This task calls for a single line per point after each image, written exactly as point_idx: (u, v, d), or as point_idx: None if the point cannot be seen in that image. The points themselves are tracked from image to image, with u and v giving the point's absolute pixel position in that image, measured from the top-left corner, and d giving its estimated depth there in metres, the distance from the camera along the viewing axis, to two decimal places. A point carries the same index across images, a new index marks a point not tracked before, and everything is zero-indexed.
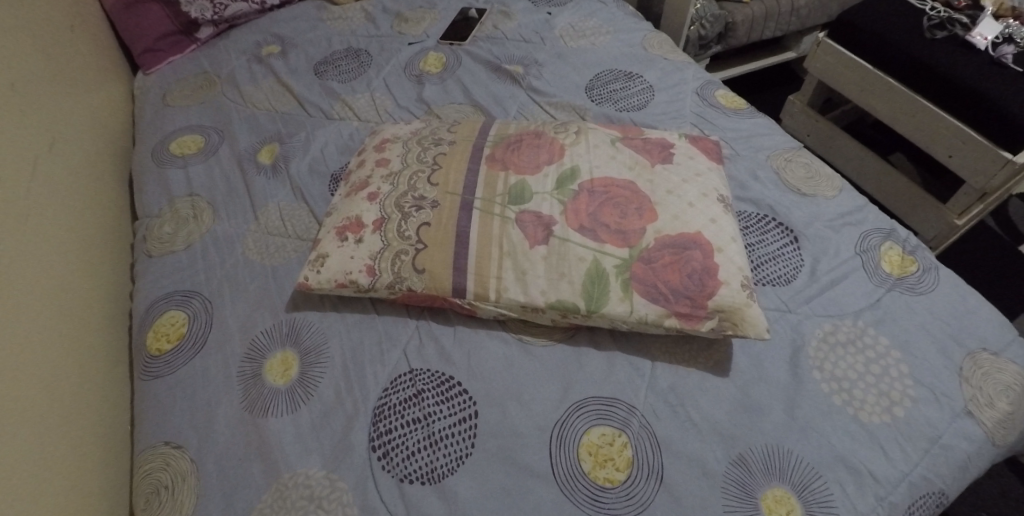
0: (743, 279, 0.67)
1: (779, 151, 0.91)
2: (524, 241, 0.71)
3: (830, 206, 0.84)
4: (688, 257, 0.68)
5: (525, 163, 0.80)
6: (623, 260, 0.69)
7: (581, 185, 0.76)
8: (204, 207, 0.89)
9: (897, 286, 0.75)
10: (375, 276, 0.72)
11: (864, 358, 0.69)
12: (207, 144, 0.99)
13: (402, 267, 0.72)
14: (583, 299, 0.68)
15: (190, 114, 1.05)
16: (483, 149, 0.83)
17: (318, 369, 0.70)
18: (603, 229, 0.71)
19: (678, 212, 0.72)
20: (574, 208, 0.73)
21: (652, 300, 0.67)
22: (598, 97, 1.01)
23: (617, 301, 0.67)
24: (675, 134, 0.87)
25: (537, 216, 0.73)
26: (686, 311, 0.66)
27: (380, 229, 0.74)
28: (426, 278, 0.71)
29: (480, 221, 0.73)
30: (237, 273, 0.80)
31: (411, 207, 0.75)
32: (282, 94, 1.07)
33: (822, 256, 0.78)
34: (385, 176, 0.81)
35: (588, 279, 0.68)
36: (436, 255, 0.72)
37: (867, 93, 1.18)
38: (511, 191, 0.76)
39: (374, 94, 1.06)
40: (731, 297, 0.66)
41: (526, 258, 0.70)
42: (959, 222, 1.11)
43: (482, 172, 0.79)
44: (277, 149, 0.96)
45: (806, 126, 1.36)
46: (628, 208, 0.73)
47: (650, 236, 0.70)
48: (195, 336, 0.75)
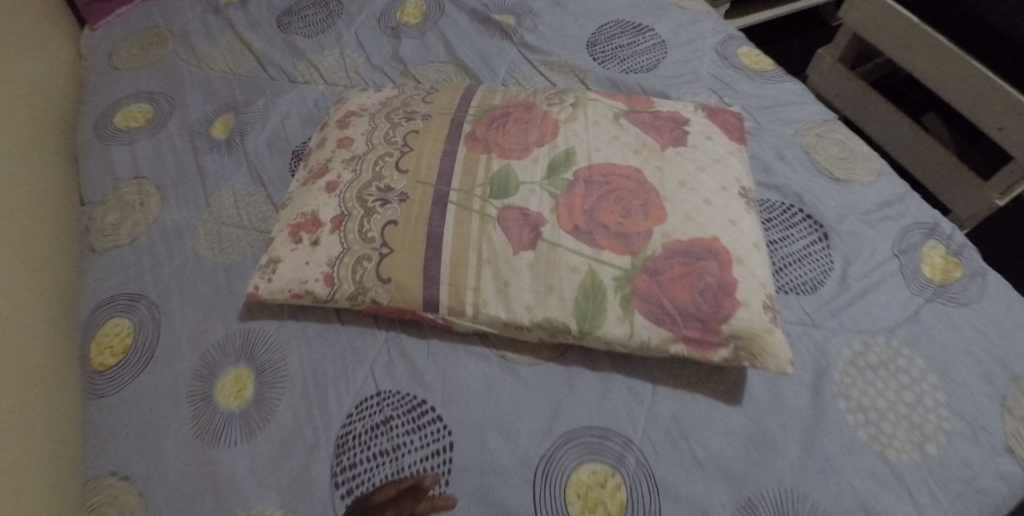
0: (765, 296, 0.57)
1: (809, 124, 0.79)
2: (507, 246, 0.61)
3: (867, 195, 0.73)
4: (703, 271, 0.57)
5: (512, 145, 0.68)
6: (623, 270, 0.59)
7: (576, 173, 0.65)
8: (151, 191, 0.78)
9: (939, 295, 0.66)
10: (334, 286, 0.62)
11: (896, 383, 0.61)
12: (155, 114, 0.87)
13: (365, 275, 0.62)
14: (575, 317, 0.58)
15: (138, 78, 0.93)
16: (463, 125, 0.71)
17: (276, 390, 0.63)
18: (603, 232, 0.60)
19: (690, 211, 0.61)
20: (567, 204, 0.62)
21: (657, 321, 0.57)
22: (601, 55, 0.88)
23: (616, 322, 0.58)
24: (690, 105, 0.74)
25: (524, 213, 0.62)
26: (697, 336, 0.56)
27: (340, 229, 0.64)
28: (394, 289, 0.61)
29: (456, 219, 0.63)
30: (186, 273, 0.71)
31: (376, 201, 0.65)
32: (241, 52, 0.94)
33: (854, 258, 0.68)
34: (348, 161, 0.70)
35: (580, 293, 0.59)
36: (403, 260, 0.61)
37: (911, 51, 1.03)
38: (494, 180, 0.65)
39: (344, 51, 0.93)
40: (750, 321, 0.55)
41: (508, 266, 0.60)
42: (999, 202, 0.98)
43: (461, 156, 0.67)
44: (232, 120, 0.84)
45: (836, 85, 1.21)
46: (632, 205, 0.62)
47: (657, 242, 0.59)
48: (140, 348, 0.67)
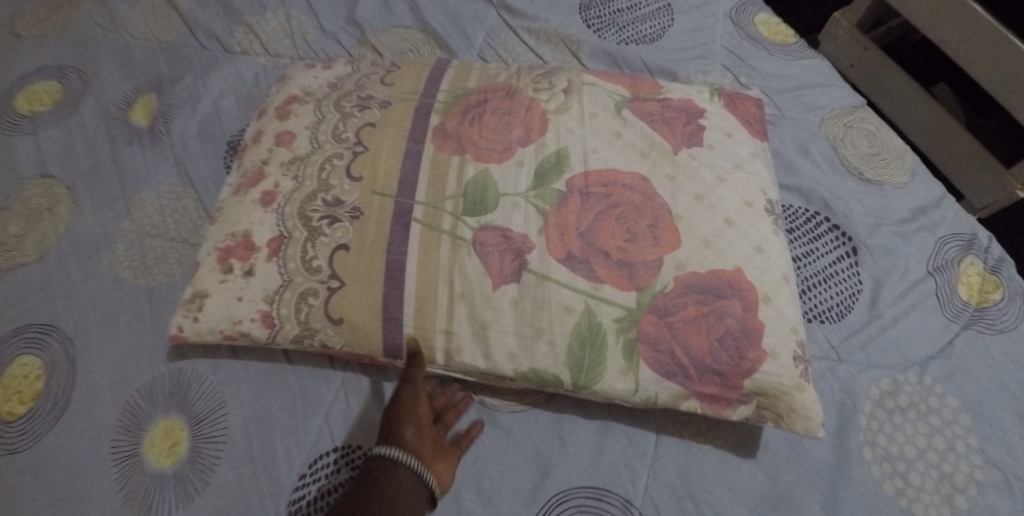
0: (795, 345, 0.49)
1: (836, 111, 0.68)
2: (486, 280, 0.50)
3: (900, 201, 0.64)
4: (724, 313, 0.48)
5: (490, 143, 0.56)
6: (626, 310, 0.49)
7: (570, 184, 0.53)
8: (62, 193, 0.66)
9: (975, 322, 0.59)
10: (273, 327, 0.53)
11: (926, 426, 0.53)
12: (65, 95, 0.73)
13: (312, 314, 0.52)
14: (568, 368, 0.49)
15: (43, 48, 0.78)
16: (431, 117, 0.58)
17: (214, 446, 0.53)
18: (604, 262, 0.50)
19: (707, 234, 0.51)
20: (559, 223, 0.51)
21: (667, 375, 0.48)
22: (596, 21, 0.75)
23: (617, 374, 0.49)
24: (704, 89, 0.62)
25: (506, 236, 0.51)
26: (714, 393, 0.48)
27: (280, 257, 0.53)
28: (353, 329, 0.52)
29: (422, 244, 0.52)
30: (105, 298, 0.60)
31: (324, 220, 0.53)
32: (167, 15, 0.79)
33: (885, 279, 0.59)
34: (288, 164, 0.57)
35: (574, 339, 0.49)
36: (357, 294, 0.52)
37: (942, 21, 0.92)
38: (468, 192, 0.53)
39: (291, 12, 0.78)
40: (777, 378, 0.47)
41: (487, 304, 0.50)
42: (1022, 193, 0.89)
43: (428, 159, 0.55)
44: (155, 104, 0.71)
45: (851, 54, 1.09)
46: (638, 226, 0.51)
47: (667, 275, 0.49)
48: (54, 394, 0.56)
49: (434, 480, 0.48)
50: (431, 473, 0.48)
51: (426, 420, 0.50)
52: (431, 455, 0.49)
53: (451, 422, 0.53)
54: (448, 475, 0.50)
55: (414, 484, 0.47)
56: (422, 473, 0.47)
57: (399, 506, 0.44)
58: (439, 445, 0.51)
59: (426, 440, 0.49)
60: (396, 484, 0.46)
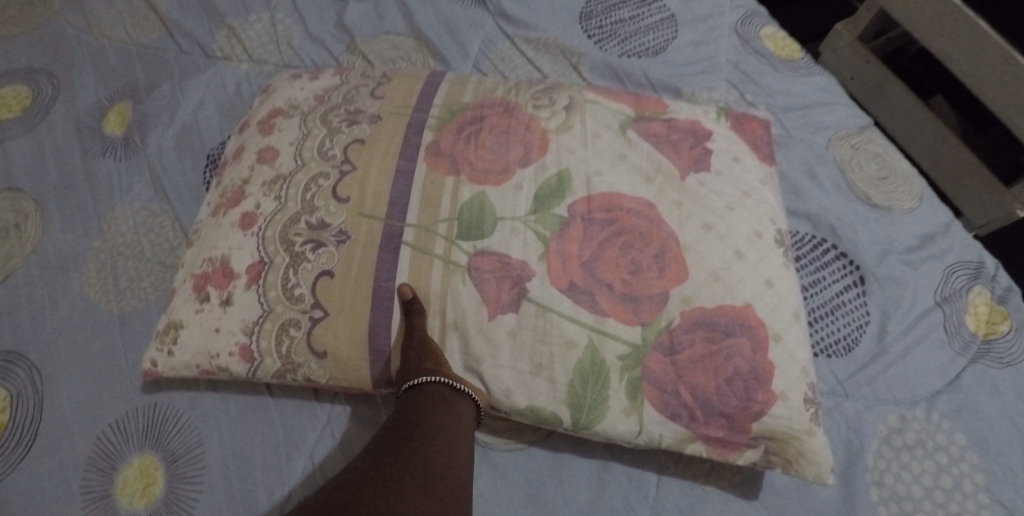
0: (805, 386, 0.46)
1: (843, 132, 0.66)
2: (480, 310, 0.47)
3: (908, 227, 0.62)
4: (733, 352, 0.45)
5: (486, 164, 0.52)
6: (631, 347, 0.46)
7: (571, 209, 0.50)
8: (29, 207, 0.62)
9: (983, 355, 0.57)
10: (251, 363, 0.50)
11: (932, 465, 0.52)
12: (35, 100, 0.70)
13: (293, 348, 0.50)
14: (568, 407, 0.47)
15: (12, 47, 0.74)
16: (424, 133, 0.54)
17: (191, 486, 0.50)
18: (609, 294, 0.47)
19: (716, 267, 0.48)
20: (562, 251, 0.48)
21: (672, 416, 0.46)
22: (597, 31, 0.72)
23: (620, 415, 0.47)
24: (711, 109, 0.58)
25: (503, 263, 0.48)
26: (720, 436, 0.46)
27: (259, 285, 0.50)
28: (338, 362, 0.49)
29: (412, 269, 0.48)
30: (75, 323, 0.57)
31: (307, 244, 0.50)
32: (145, 16, 0.75)
33: (893, 311, 0.58)
34: (269, 181, 0.54)
35: (576, 377, 0.46)
36: (341, 325, 0.49)
37: (944, 36, 0.91)
38: (463, 215, 0.49)
39: (276, 16, 0.74)
40: (787, 421, 0.45)
41: (482, 335, 0.48)
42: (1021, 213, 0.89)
43: (419, 178, 0.52)
44: (129, 112, 0.67)
45: (852, 66, 1.08)
46: (644, 256, 0.47)
47: (674, 309, 0.46)
48: (19, 427, 0.53)
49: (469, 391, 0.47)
50: (464, 383, 0.47)
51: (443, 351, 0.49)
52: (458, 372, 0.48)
53: None
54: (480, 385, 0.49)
55: (452, 402, 0.45)
56: (455, 385, 0.46)
57: (443, 418, 0.44)
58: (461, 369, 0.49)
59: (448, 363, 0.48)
60: (431, 402, 0.45)
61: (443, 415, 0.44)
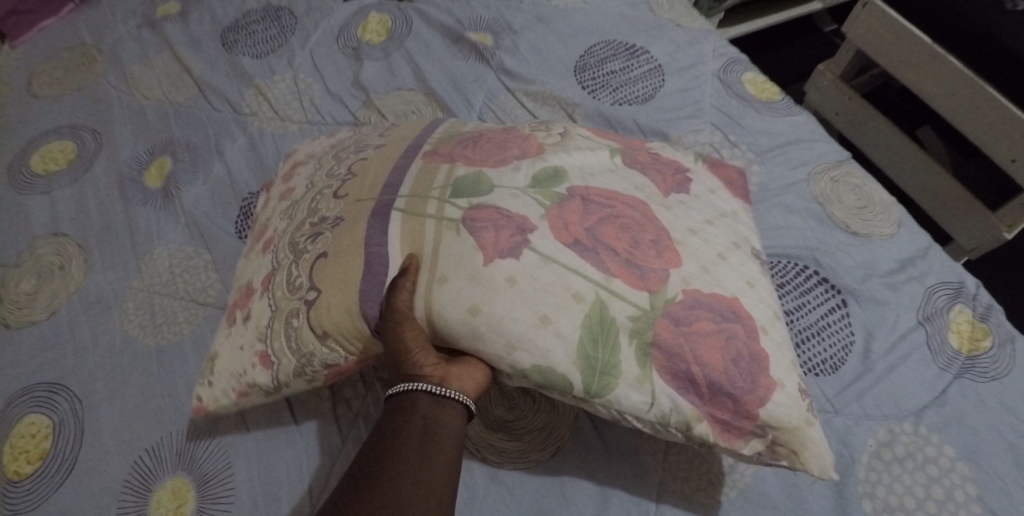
0: (796, 379, 0.49)
1: (823, 166, 0.71)
2: (477, 253, 0.47)
3: (887, 253, 0.66)
4: (731, 334, 0.48)
5: (483, 157, 0.54)
6: (641, 310, 0.47)
7: (571, 189, 0.52)
8: (74, 251, 0.68)
9: (967, 370, 0.60)
10: (272, 369, 0.52)
11: (924, 477, 0.54)
12: (80, 154, 0.76)
13: (301, 337, 0.51)
14: (579, 370, 0.45)
15: (59, 107, 0.81)
16: (423, 146, 0.58)
17: (220, 505, 0.53)
18: (611, 255, 0.49)
19: (705, 261, 0.51)
20: (562, 216, 0.50)
21: (681, 389, 0.46)
22: (591, 82, 0.78)
23: (633, 383, 0.46)
24: (689, 154, 0.64)
25: (503, 216, 0.49)
26: (726, 419, 0.47)
27: (269, 288, 0.54)
28: (344, 340, 0.49)
29: (405, 235, 0.49)
30: (114, 357, 0.61)
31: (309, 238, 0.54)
32: (180, 77, 0.83)
33: (876, 330, 0.61)
34: (289, 214, 0.58)
35: (586, 334, 0.46)
36: (334, 300, 0.49)
37: (918, 72, 0.97)
38: (458, 183, 0.51)
39: (298, 75, 0.82)
40: (787, 409, 0.47)
41: (478, 283, 0.46)
42: (1008, 235, 0.92)
43: (414, 167, 0.54)
44: (168, 166, 0.74)
45: (836, 103, 1.15)
46: (642, 238, 0.50)
47: (676, 284, 0.48)
48: (61, 454, 0.57)
49: (459, 397, 0.45)
50: (450, 388, 0.45)
51: (432, 349, 0.47)
52: (445, 373, 0.46)
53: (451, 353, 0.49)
54: (471, 381, 0.46)
55: (441, 413, 0.45)
56: (439, 395, 0.45)
57: (424, 433, 0.43)
58: (450, 362, 0.47)
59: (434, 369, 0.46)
60: (412, 416, 0.44)
61: (425, 427, 0.43)
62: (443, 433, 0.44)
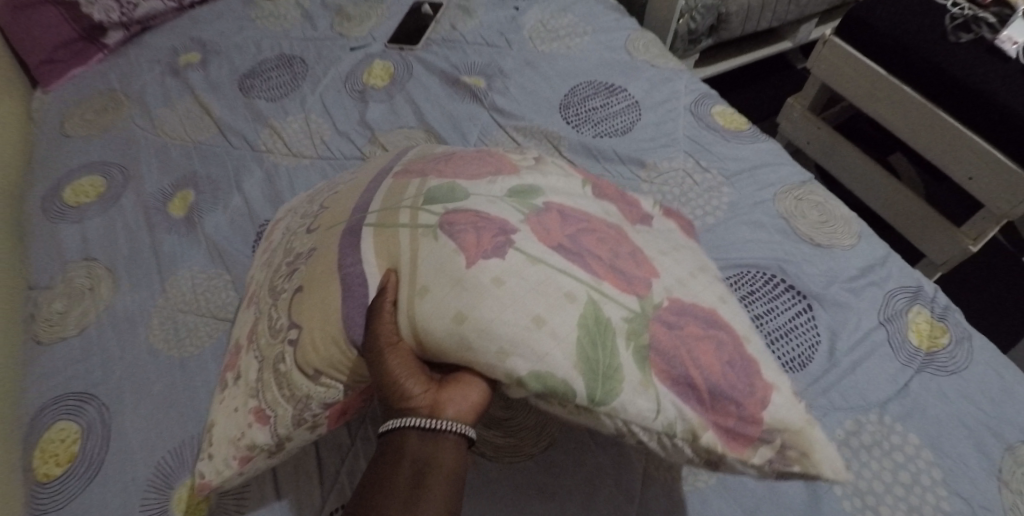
0: (790, 384, 0.51)
1: (787, 187, 0.78)
2: (458, 254, 0.47)
3: (849, 261, 0.72)
4: (720, 339, 0.50)
5: (456, 172, 0.57)
6: (633, 312, 0.48)
7: (547, 203, 0.55)
8: (103, 274, 0.74)
9: (927, 365, 0.65)
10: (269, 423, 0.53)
11: (891, 463, 0.59)
12: (108, 187, 0.83)
13: (292, 383, 0.52)
14: (581, 375, 0.45)
15: (90, 146, 0.89)
16: (393, 169, 0.61)
17: (237, 501, 0.58)
18: (594, 260, 0.51)
19: (680, 276, 0.54)
20: (543, 223, 0.52)
21: (683, 397, 0.47)
22: (574, 118, 0.87)
23: (637, 389, 0.46)
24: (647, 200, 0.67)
25: (476, 219, 0.50)
26: (732, 426, 0.47)
27: (254, 343, 0.57)
28: (336, 372, 0.50)
29: (378, 252, 0.51)
30: (139, 368, 0.66)
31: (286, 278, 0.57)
32: (201, 119, 0.91)
33: (840, 330, 0.67)
34: (266, 263, 0.63)
35: (583, 335, 0.46)
36: (317, 335, 0.51)
37: (880, 102, 1.06)
38: (430, 192, 0.54)
39: (309, 116, 0.90)
40: (787, 411, 0.48)
41: (463, 288, 0.47)
42: (974, 248, 1.00)
43: (385, 187, 0.57)
44: (191, 197, 0.81)
45: (806, 132, 1.23)
46: (620, 249, 0.53)
47: (660, 292, 0.51)
48: (88, 456, 0.61)
49: (449, 428, 0.46)
50: (440, 418, 0.46)
51: (420, 377, 0.47)
52: (434, 398, 0.47)
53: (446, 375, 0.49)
54: (463, 405, 0.47)
55: (433, 443, 0.45)
56: (427, 427, 0.46)
57: (414, 469, 0.44)
58: (442, 385, 0.48)
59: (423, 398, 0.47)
60: (404, 449, 0.46)
61: (415, 461, 0.45)
62: (434, 467, 0.44)
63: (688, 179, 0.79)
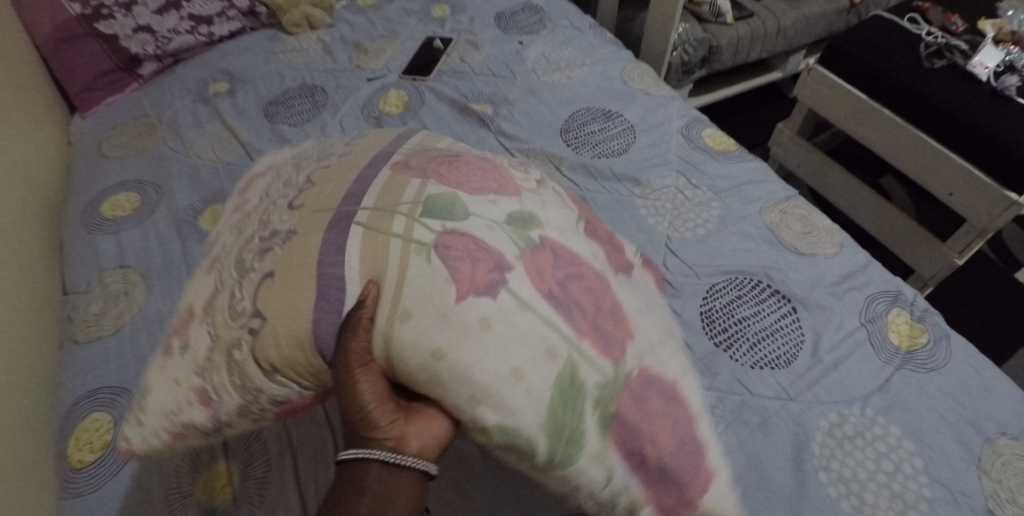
0: (727, 474, 0.58)
1: (772, 202, 0.84)
2: (450, 286, 0.50)
3: (831, 269, 0.77)
4: (676, 417, 0.55)
5: (456, 181, 0.59)
6: (607, 376, 0.52)
7: (544, 238, 0.57)
8: (137, 280, 0.80)
9: (907, 362, 0.69)
10: (211, 406, 0.55)
11: (874, 453, 0.63)
12: (143, 203, 0.90)
13: (245, 374, 0.53)
14: (546, 437, 0.49)
15: (126, 166, 0.96)
16: (393, 156, 0.63)
17: (257, 486, 0.62)
18: (579, 313, 0.53)
19: (650, 342, 0.59)
20: (537, 264, 0.54)
21: (632, 468, 0.52)
22: (574, 141, 0.93)
23: (593, 458, 0.50)
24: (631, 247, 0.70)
25: (472, 246, 0.53)
26: (667, 504, 0.53)
27: (208, 315, 0.56)
28: (292, 370, 0.52)
29: (365, 251, 0.53)
30: None
31: (256, 255, 0.56)
32: (228, 142, 0.98)
33: (823, 330, 0.72)
34: (235, 228, 0.62)
35: (557, 396, 0.49)
36: (281, 334, 0.51)
37: (862, 125, 1.12)
38: (428, 202, 0.55)
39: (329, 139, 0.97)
40: (719, 498, 0.56)
41: (448, 325, 0.49)
42: (960, 261, 1.05)
43: (382, 178, 0.59)
44: (220, 211, 0.86)
45: (797, 155, 1.28)
46: (603, 302, 0.56)
47: (633, 359, 0.55)
48: (120, 445, 0.65)
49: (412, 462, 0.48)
50: (405, 451, 0.48)
51: (389, 407, 0.50)
52: (401, 430, 0.49)
53: (413, 407, 0.51)
54: (428, 440, 0.49)
55: (394, 475, 0.48)
56: (392, 458, 0.48)
57: (374, 497, 0.47)
58: (409, 417, 0.50)
59: (391, 428, 0.49)
60: (366, 475, 0.48)
61: (376, 490, 0.47)
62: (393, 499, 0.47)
63: (680, 194, 0.85)
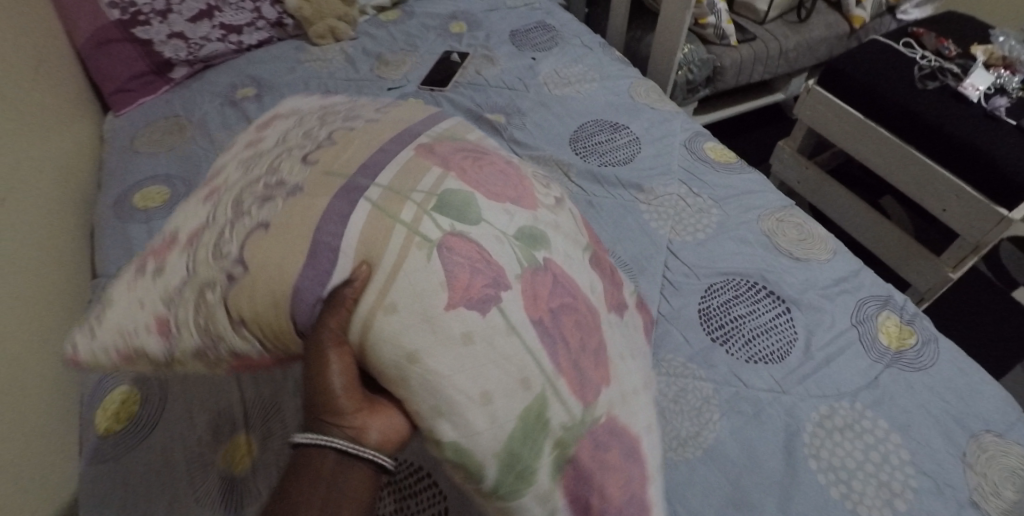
0: None
1: (770, 210, 0.89)
2: (444, 291, 0.50)
3: (824, 273, 0.81)
4: (632, 474, 0.55)
5: (477, 179, 0.60)
6: (573, 419, 0.52)
7: (547, 261, 0.57)
8: None
9: (895, 361, 0.73)
10: (168, 339, 0.58)
11: (863, 444, 0.66)
12: (172, 195, 0.94)
13: (213, 318, 0.55)
14: (496, 466, 0.49)
15: (156, 161, 1.01)
16: (421, 137, 0.64)
17: (268, 457, 0.65)
18: (562, 350, 0.53)
19: (626, 391, 0.58)
20: (534, 287, 0.54)
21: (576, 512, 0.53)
22: (582, 150, 0.98)
23: (539, 497, 0.51)
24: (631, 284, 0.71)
25: (472, 259, 0.53)
26: None
27: (190, 245, 0.59)
28: (258, 322, 0.53)
29: (369, 224, 0.54)
30: None
31: (256, 202, 0.58)
32: None
33: (815, 328, 0.75)
34: (243, 167, 0.64)
35: (517, 432, 0.49)
36: (258, 288, 0.52)
37: (858, 143, 1.17)
38: (443, 196, 0.56)
39: None
40: None
41: (430, 329, 0.49)
42: (954, 275, 1.08)
43: (404, 158, 0.61)
44: None
45: (797, 172, 1.33)
46: (588, 338, 0.56)
47: (603, 406, 0.54)
48: (147, 415, 0.69)
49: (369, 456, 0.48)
50: (364, 443, 0.48)
51: (356, 396, 0.50)
52: (364, 422, 0.49)
53: (379, 398, 0.51)
54: (388, 434, 0.49)
55: (349, 466, 0.48)
56: (350, 449, 0.48)
57: (325, 487, 0.47)
58: (373, 408, 0.50)
59: (354, 418, 0.49)
60: (320, 463, 0.47)
61: (327, 479, 0.47)
62: (344, 492, 0.47)
63: (681, 201, 0.90)
